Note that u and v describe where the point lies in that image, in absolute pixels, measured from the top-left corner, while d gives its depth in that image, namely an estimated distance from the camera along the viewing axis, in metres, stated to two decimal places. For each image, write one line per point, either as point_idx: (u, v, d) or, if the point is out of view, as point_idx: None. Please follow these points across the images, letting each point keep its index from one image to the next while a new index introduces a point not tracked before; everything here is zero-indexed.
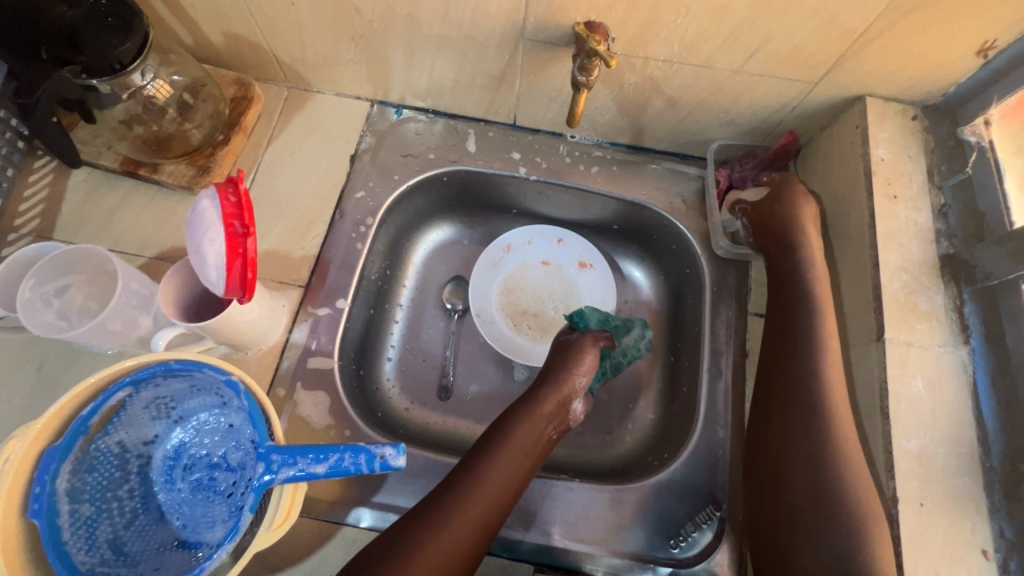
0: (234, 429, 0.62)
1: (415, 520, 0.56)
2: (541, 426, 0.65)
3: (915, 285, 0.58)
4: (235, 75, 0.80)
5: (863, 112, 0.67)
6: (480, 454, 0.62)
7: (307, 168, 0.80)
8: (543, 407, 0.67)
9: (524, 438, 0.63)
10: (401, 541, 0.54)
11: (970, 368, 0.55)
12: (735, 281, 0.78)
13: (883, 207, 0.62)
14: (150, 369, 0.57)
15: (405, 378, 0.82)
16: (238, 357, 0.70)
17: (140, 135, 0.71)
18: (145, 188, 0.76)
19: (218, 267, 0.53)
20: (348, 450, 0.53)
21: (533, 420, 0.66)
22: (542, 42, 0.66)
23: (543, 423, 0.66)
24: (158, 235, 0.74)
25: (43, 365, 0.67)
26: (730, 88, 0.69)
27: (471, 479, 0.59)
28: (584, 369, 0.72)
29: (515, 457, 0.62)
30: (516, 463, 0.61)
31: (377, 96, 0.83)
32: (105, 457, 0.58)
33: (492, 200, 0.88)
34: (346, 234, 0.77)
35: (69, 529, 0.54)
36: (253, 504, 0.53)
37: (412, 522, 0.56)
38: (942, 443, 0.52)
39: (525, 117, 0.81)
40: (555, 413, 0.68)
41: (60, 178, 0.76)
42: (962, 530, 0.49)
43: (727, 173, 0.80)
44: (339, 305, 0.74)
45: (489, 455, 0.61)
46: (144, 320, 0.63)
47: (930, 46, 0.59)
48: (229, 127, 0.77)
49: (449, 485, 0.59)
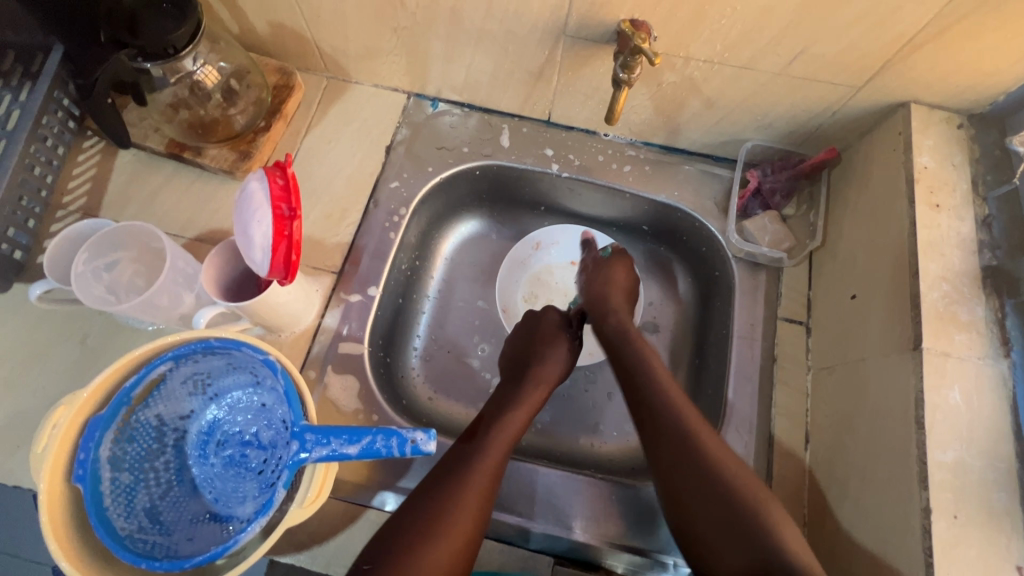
0: (266, 408, 0.63)
1: (418, 512, 0.57)
2: (509, 419, 0.67)
3: (954, 296, 0.57)
4: (278, 64, 0.81)
5: (907, 119, 0.66)
6: (460, 452, 0.63)
7: (344, 157, 0.81)
8: (519, 400, 0.70)
9: (505, 426, 0.65)
10: (406, 530, 0.55)
11: (1010, 382, 0.54)
12: (765, 286, 0.77)
13: (924, 215, 0.61)
14: (190, 346, 0.58)
15: (430, 367, 0.82)
16: (271, 339, 0.72)
17: (185, 119, 0.74)
18: (187, 170, 0.78)
19: (263, 249, 0.55)
20: (381, 432, 0.55)
21: (509, 414, 0.67)
22: (583, 39, 0.66)
23: (518, 412, 0.68)
24: (199, 217, 0.76)
25: (86, 338, 0.69)
26: (770, 91, 0.69)
27: (457, 474, 0.60)
28: (559, 350, 0.76)
29: (496, 443, 0.63)
30: (494, 457, 0.62)
31: (414, 89, 0.84)
32: (144, 429, 0.59)
33: (523, 196, 0.89)
34: (379, 223, 0.79)
35: (110, 495, 0.55)
36: (287, 481, 0.54)
37: (412, 518, 0.56)
38: (978, 455, 0.51)
39: (560, 113, 0.81)
40: (533, 404, 0.70)
41: (107, 159, 0.78)
42: (996, 545, 0.49)
43: (759, 175, 0.79)
44: (371, 292, 0.75)
45: (471, 448, 0.63)
46: (187, 297, 0.65)
47: (981, 54, 0.58)
48: (271, 115, 0.79)
49: (436, 483, 0.59)
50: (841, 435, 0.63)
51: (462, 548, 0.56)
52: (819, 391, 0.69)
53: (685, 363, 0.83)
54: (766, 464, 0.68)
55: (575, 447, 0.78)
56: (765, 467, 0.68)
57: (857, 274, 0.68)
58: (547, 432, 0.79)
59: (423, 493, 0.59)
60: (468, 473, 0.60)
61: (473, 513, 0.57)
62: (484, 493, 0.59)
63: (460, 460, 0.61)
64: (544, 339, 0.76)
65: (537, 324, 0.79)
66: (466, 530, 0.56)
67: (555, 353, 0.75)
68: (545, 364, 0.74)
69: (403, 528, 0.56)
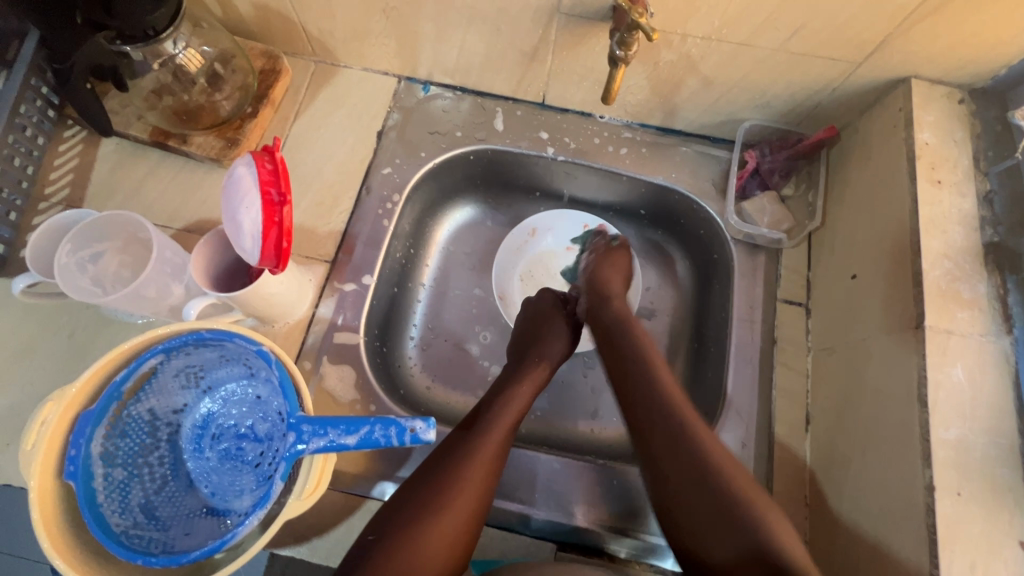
0: (261, 400, 0.62)
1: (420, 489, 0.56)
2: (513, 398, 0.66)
3: (957, 273, 0.56)
4: (263, 47, 0.79)
5: (907, 95, 0.65)
6: (463, 430, 0.62)
7: (334, 144, 0.80)
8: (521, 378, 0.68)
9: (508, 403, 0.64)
10: (407, 506, 0.55)
11: (1013, 358, 0.54)
12: (764, 267, 0.76)
13: (926, 191, 0.60)
14: (182, 338, 0.56)
15: (427, 356, 0.81)
16: (265, 330, 0.71)
17: (169, 106, 0.72)
18: (173, 159, 0.76)
19: (253, 236, 0.53)
20: (379, 422, 0.54)
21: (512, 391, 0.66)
22: (578, 16, 0.64)
23: (521, 391, 0.67)
24: (187, 206, 0.74)
25: (74, 333, 0.67)
26: (768, 68, 0.67)
27: (461, 449, 0.59)
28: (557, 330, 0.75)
29: (500, 422, 0.62)
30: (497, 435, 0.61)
31: (405, 72, 0.81)
32: (136, 424, 0.58)
33: (518, 180, 0.87)
34: (372, 210, 0.77)
35: (103, 491, 0.54)
36: (284, 473, 0.53)
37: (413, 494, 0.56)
38: (981, 432, 0.51)
39: (555, 95, 0.80)
40: (536, 384, 0.69)
41: (90, 148, 0.76)
42: (1000, 520, 0.49)
43: (756, 155, 0.78)
44: (365, 281, 0.74)
45: (474, 426, 0.62)
46: (176, 288, 0.64)
47: (984, 26, 0.57)
48: (257, 100, 0.76)
49: (438, 459, 0.59)
50: (843, 415, 0.63)
51: (465, 525, 0.55)
52: (819, 371, 0.69)
53: (684, 346, 0.83)
54: (767, 446, 0.68)
55: (575, 433, 0.78)
56: (766, 449, 0.68)
57: (857, 253, 0.67)
58: (546, 420, 0.79)
59: (426, 469, 0.58)
60: (472, 450, 0.59)
61: (475, 491, 0.57)
62: (488, 470, 0.58)
63: (463, 437, 0.60)
64: (543, 320, 0.76)
65: (535, 307, 0.78)
66: (470, 511, 0.56)
67: (558, 332, 0.74)
68: (548, 345, 0.73)
69: (407, 505, 0.55)
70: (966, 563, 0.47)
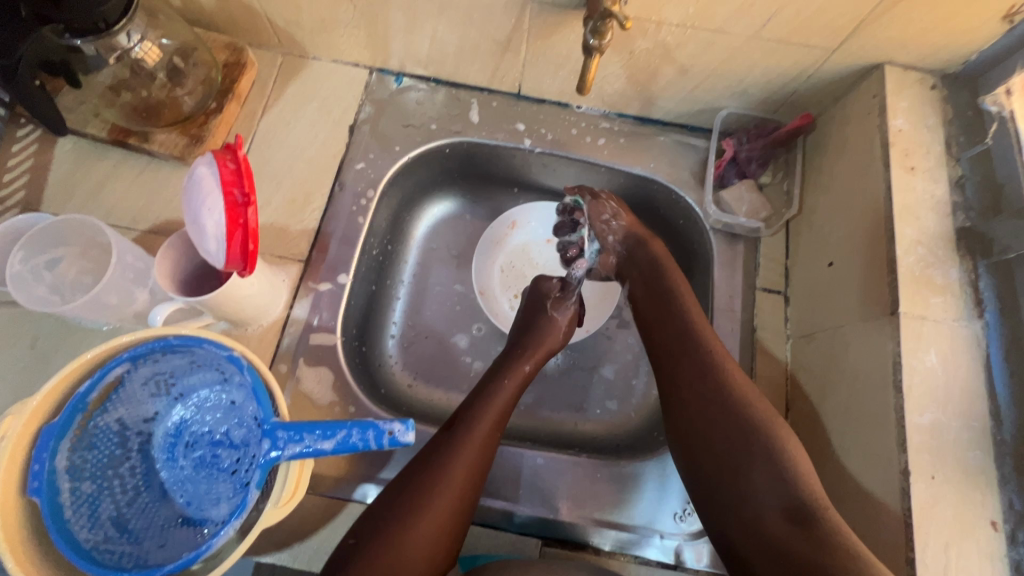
0: (236, 406, 0.59)
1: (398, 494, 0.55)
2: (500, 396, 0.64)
3: (930, 259, 0.57)
4: (227, 39, 0.76)
5: (881, 81, 0.65)
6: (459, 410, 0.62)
7: (305, 139, 0.77)
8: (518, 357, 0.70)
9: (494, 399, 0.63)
10: (390, 510, 0.54)
11: (983, 342, 0.54)
12: (742, 256, 0.76)
13: (900, 178, 0.60)
14: (148, 346, 0.55)
15: (409, 354, 0.80)
16: (238, 333, 0.69)
17: (128, 102, 0.69)
18: (136, 157, 0.73)
19: (218, 239, 0.52)
20: (356, 426, 0.53)
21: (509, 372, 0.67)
22: (550, 5, 0.63)
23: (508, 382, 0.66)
24: (152, 207, 0.72)
25: (36, 341, 0.65)
26: (743, 56, 0.67)
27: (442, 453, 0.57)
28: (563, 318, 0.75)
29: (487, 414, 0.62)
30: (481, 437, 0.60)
31: (376, 63, 0.79)
32: (104, 435, 0.56)
33: (496, 173, 0.86)
34: (346, 207, 0.75)
35: (70, 506, 0.52)
36: (259, 482, 0.52)
37: (392, 499, 0.55)
38: (954, 416, 0.52)
39: (531, 85, 0.78)
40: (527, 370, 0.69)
41: (45, 148, 0.72)
42: (973, 501, 0.50)
43: (733, 143, 0.78)
44: (341, 280, 0.72)
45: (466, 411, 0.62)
46: (140, 294, 0.62)
47: (954, 11, 0.56)
48: (222, 94, 0.73)
49: (423, 461, 0.57)
50: (821, 402, 0.64)
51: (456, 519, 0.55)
52: (798, 359, 0.70)
53: None
54: None
55: (559, 427, 0.78)
56: None
57: (834, 241, 0.67)
58: (530, 414, 0.78)
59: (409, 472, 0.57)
60: (471, 428, 0.60)
61: (460, 493, 0.56)
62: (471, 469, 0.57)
63: (460, 421, 0.61)
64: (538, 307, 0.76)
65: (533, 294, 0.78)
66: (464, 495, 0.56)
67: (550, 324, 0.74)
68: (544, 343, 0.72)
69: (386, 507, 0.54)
70: (939, 544, 0.48)
